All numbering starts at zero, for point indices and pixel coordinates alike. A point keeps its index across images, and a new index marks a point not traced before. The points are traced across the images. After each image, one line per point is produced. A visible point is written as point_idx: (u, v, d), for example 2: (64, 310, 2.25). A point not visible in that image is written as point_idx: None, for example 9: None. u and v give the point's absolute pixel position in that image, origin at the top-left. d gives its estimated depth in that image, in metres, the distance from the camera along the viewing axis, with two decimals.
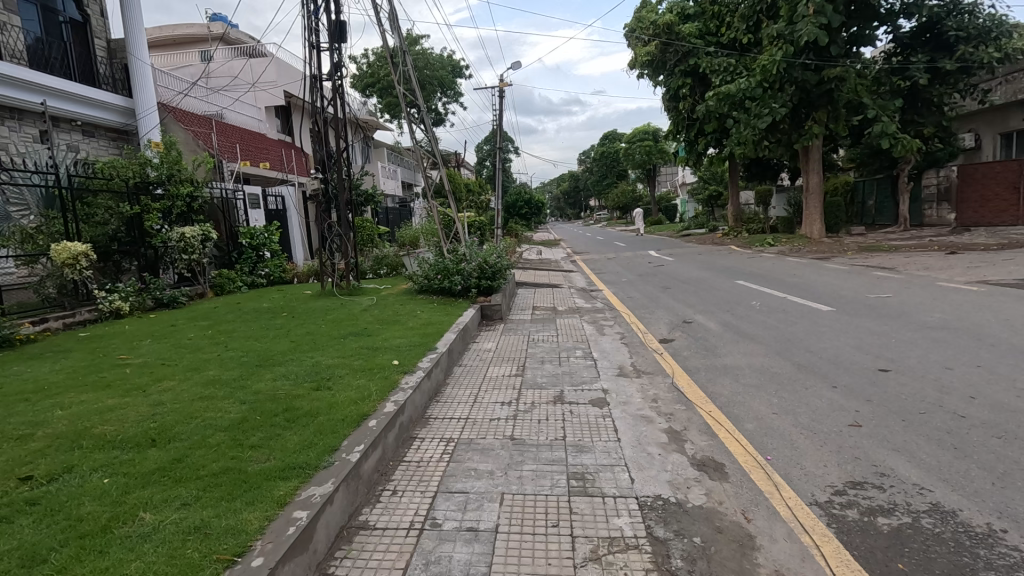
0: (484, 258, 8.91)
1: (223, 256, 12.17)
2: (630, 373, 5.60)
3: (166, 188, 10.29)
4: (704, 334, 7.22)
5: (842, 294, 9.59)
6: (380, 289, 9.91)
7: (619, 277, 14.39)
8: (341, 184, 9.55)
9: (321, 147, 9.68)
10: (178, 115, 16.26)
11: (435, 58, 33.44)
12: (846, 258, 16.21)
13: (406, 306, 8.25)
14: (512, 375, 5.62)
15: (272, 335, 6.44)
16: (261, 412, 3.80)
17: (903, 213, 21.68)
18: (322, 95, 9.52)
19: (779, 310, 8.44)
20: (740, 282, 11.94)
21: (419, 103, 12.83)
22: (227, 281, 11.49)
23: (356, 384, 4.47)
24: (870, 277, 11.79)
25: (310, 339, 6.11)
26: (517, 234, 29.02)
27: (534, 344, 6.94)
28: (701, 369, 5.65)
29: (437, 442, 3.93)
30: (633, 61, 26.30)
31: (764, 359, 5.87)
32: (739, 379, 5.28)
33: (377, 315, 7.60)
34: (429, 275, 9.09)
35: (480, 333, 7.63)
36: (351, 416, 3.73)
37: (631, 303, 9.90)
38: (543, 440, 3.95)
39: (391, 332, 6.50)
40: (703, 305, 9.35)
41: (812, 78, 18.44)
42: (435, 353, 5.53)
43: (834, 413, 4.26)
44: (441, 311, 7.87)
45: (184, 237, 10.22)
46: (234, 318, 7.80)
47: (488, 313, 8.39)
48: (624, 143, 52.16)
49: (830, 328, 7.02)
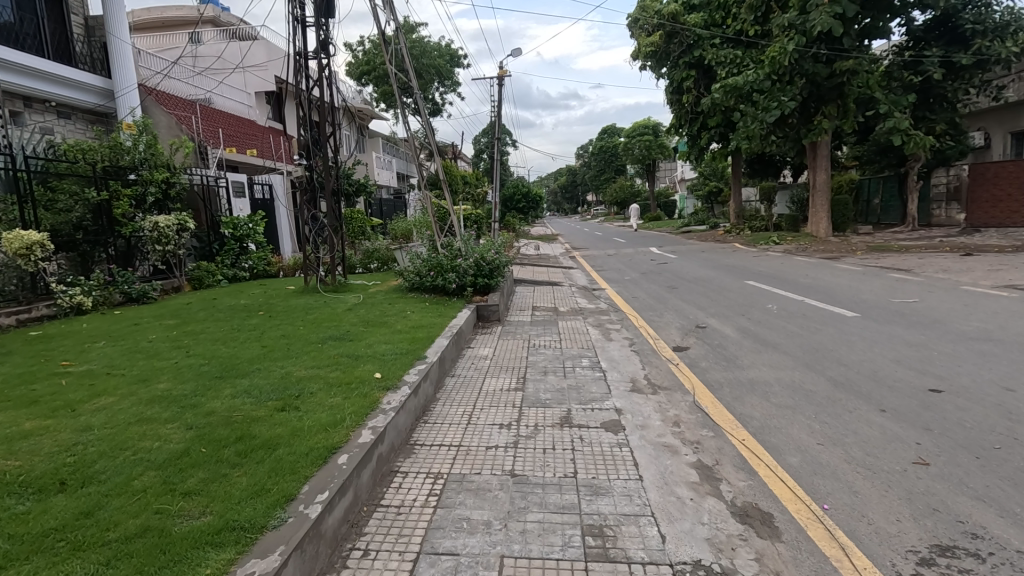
0: (481, 254, 8.26)
1: (203, 247, 11.44)
2: (644, 389, 4.96)
3: (140, 173, 9.57)
4: (721, 341, 6.59)
5: (863, 298, 8.95)
6: (369, 285, 9.23)
7: (622, 275, 13.75)
8: (327, 171, 8.82)
9: (305, 132, 8.91)
10: (160, 98, 15.45)
11: (433, 46, 32.61)
12: (856, 259, 15.60)
13: (395, 305, 7.56)
14: (512, 390, 4.95)
15: (242, 338, 5.74)
16: (210, 441, 3.13)
17: (911, 212, 21.10)
18: (307, 75, 8.77)
19: (798, 315, 7.79)
20: (751, 282, 11.30)
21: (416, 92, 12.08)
22: (206, 274, 10.70)
23: (329, 405, 3.79)
24: (887, 279, 11.18)
25: (284, 344, 5.41)
26: (514, 228, 28.33)
27: (535, 351, 6.28)
28: (724, 385, 5.01)
29: (423, 480, 3.28)
30: (636, 51, 25.57)
31: (795, 374, 5.22)
32: (770, 398, 4.64)
33: (362, 315, 6.92)
34: (422, 271, 8.42)
35: (476, 337, 6.96)
36: (317, 449, 3.05)
37: (637, 305, 9.24)
38: (549, 478, 3.30)
39: (376, 336, 5.83)
40: (715, 307, 8.69)
41: (824, 71, 17.79)
42: (425, 364, 4.86)
43: (892, 446, 3.61)
44: (433, 311, 7.20)
45: (157, 226, 9.42)
46: (206, 316, 7.10)
47: (484, 314, 7.72)
48: (624, 137, 51.34)
49: (859, 337, 6.40)
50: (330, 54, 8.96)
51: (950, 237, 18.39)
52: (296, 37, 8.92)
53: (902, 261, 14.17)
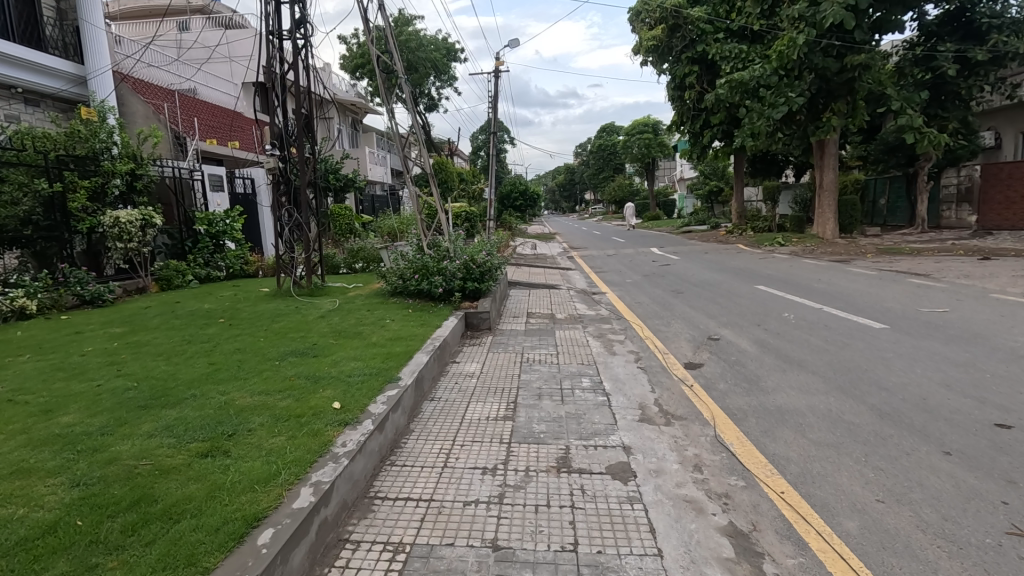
0: (471, 256, 7.51)
1: (176, 244, 10.66)
2: (656, 421, 4.21)
3: (100, 164, 8.81)
4: (738, 357, 5.86)
5: (886, 307, 8.21)
6: (348, 288, 8.45)
7: (623, 277, 13.01)
8: (302, 163, 8.03)
9: (277, 120, 8.11)
10: (136, 86, 14.64)
11: (430, 39, 31.71)
12: (868, 262, 14.89)
13: (373, 312, 6.77)
14: (499, 420, 4.19)
15: (190, 352, 4.96)
16: (94, 507, 2.37)
17: (921, 213, 20.39)
18: (279, 57, 7.95)
19: (819, 326, 7.05)
20: (761, 286, 10.58)
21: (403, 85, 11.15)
22: (175, 274, 9.90)
23: (269, 448, 3.03)
24: (908, 284, 10.45)
25: (236, 361, 4.64)
26: (511, 226, 27.55)
27: (529, 368, 5.52)
28: (750, 416, 4.27)
29: (377, 555, 2.53)
30: (638, 46, 24.86)
31: (830, 400, 4.49)
32: (806, 433, 3.89)
33: (334, 324, 6.16)
34: (406, 275, 7.65)
35: (462, 349, 6.20)
36: (233, 521, 2.30)
37: (641, 312, 8.48)
38: (540, 554, 2.55)
39: (347, 351, 5.08)
40: (727, 316, 7.93)
41: (833, 66, 17.00)
42: (396, 388, 4.10)
43: (973, 507, 2.88)
44: (416, 320, 6.44)
45: (118, 221, 8.62)
46: (160, 322, 6.33)
47: (473, 322, 7.00)
48: (623, 135, 50.45)
49: (895, 353, 5.67)
50: (306, 36, 8.18)
51: (962, 240, 17.69)
52: (268, 16, 8.09)
53: (918, 264, 13.45)
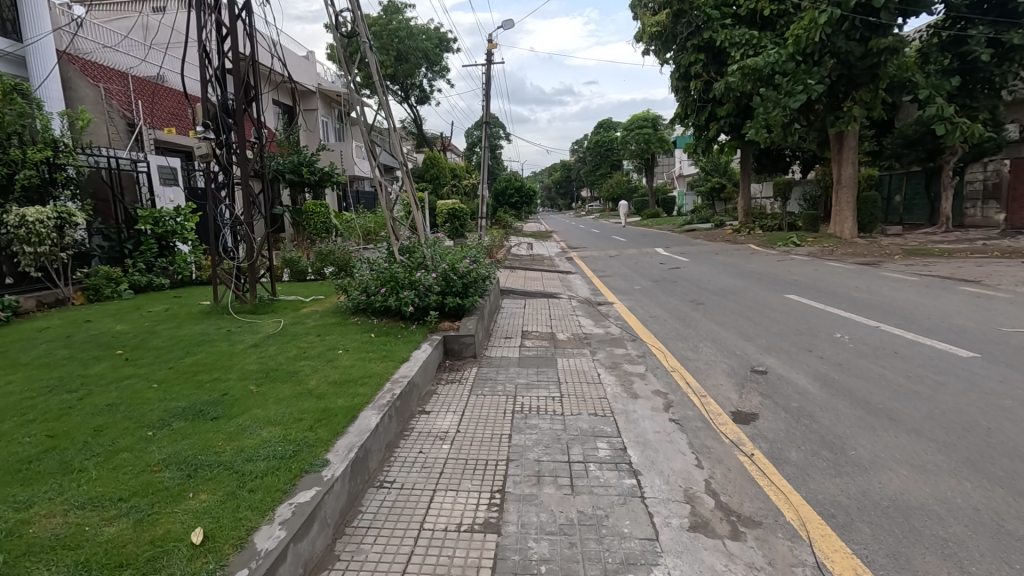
0: (451, 264, 6.13)
1: (113, 247, 9.18)
2: (717, 531, 2.75)
3: (5, 152, 7.41)
4: (801, 403, 4.41)
5: (957, 323, 6.78)
6: (303, 303, 6.90)
7: (629, 283, 11.56)
8: (242, 146, 6.44)
9: (214, 97, 6.52)
10: (86, 68, 13.06)
11: (421, 29, 30.08)
12: (898, 264, 13.50)
13: (324, 339, 5.28)
14: (476, 537, 2.69)
15: (32, 413, 3.42)
16: None
17: (946, 211, 19.00)
18: (214, 21, 6.37)
19: (889, 353, 5.60)
20: (791, 296, 9.13)
21: (373, 70, 7.85)
22: (106, 282, 8.45)
23: None
24: (963, 293, 9.02)
25: (91, 430, 3.13)
26: (504, 224, 26.01)
27: (524, 424, 4.02)
28: (860, 520, 2.80)
29: None
30: (640, 34, 23.45)
31: (971, 490, 3.03)
32: (965, 564, 2.44)
33: (265, 358, 4.67)
34: (370, 288, 6.11)
35: (436, 391, 4.71)
36: None
37: (659, 330, 7.00)
38: None
39: (266, 409, 3.56)
40: (766, 337, 6.49)
41: (857, 50, 15.58)
42: (315, 488, 2.61)
43: None
44: (376, 350, 4.93)
45: (25, 219, 7.22)
46: (39, 355, 4.81)
47: (453, 349, 5.57)
48: (621, 131, 48.85)
49: (1015, 399, 4.23)
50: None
51: (993, 240, 16.32)
52: None
53: (957, 269, 12.05)
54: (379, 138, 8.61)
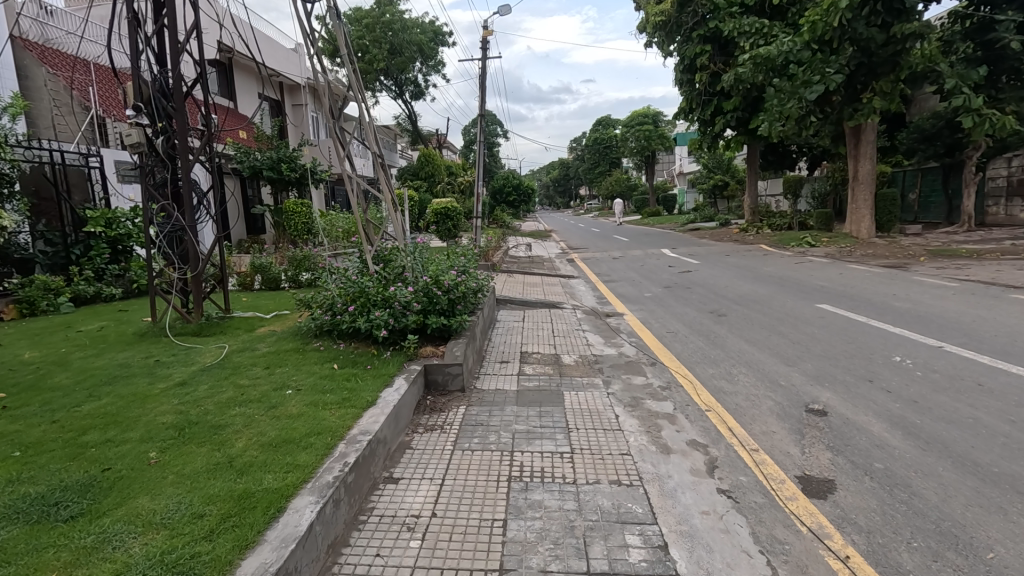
0: (434, 277, 5.06)
1: (58, 253, 8.09)
2: None
3: None
4: (887, 464, 3.35)
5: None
6: (258, 322, 5.80)
7: (637, 288, 10.53)
8: (181, 134, 5.31)
9: (151, 75, 5.42)
10: (47, 55, 11.93)
11: (415, 21, 28.89)
12: (925, 267, 12.53)
13: (271, 373, 4.20)
14: None
15: None
16: None
17: (967, 209, 17.95)
18: None
19: (972, 385, 4.55)
20: (824, 306, 8.09)
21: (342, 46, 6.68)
22: (43, 293, 7.38)
23: None
24: (1016, 302, 8.02)
25: None
26: (501, 223, 24.88)
27: (524, 504, 2.94)
28: None
29: None
30: (643, 24, 22.45)
31: None
32: None
33: (186, 405, 3.58)
34: (337, 305, 5.02)
35: (408, 447, 3.61)
36: None
37: (682, 351, 5.94)
38: None
39: (156, 497, 2.49)
40: (811, 361, 5.45)
41: (879, 37, 14.30)
42: None
43: None
44: (334, 392, 3.84)
45: None
46: None
47: (435, 382, 4.51)
48: (620, 128, 47.78)
49: None
50: None
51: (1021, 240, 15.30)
52: None
53: (996, 272, 11.03)
54: (353, 130, 7.47)
